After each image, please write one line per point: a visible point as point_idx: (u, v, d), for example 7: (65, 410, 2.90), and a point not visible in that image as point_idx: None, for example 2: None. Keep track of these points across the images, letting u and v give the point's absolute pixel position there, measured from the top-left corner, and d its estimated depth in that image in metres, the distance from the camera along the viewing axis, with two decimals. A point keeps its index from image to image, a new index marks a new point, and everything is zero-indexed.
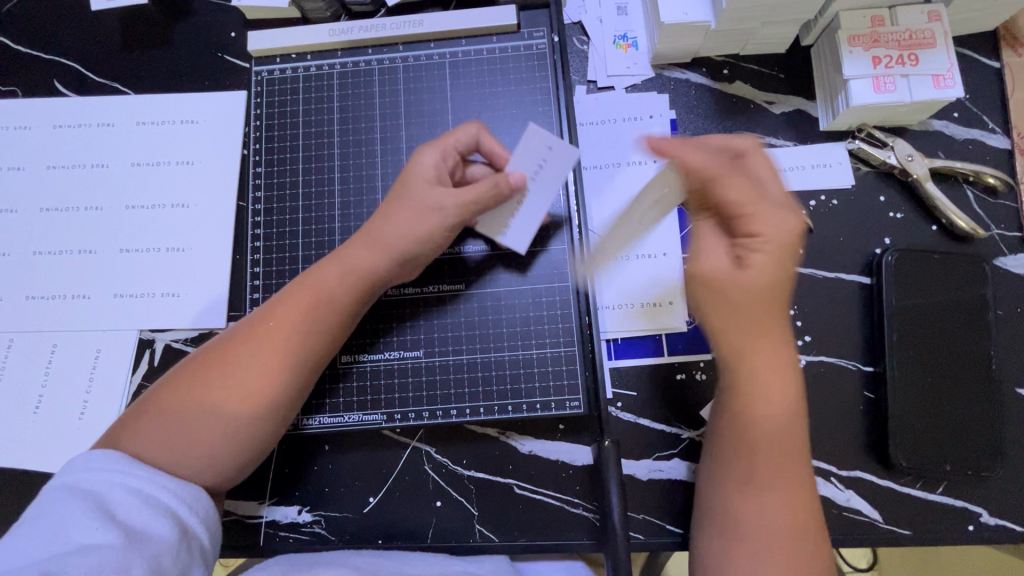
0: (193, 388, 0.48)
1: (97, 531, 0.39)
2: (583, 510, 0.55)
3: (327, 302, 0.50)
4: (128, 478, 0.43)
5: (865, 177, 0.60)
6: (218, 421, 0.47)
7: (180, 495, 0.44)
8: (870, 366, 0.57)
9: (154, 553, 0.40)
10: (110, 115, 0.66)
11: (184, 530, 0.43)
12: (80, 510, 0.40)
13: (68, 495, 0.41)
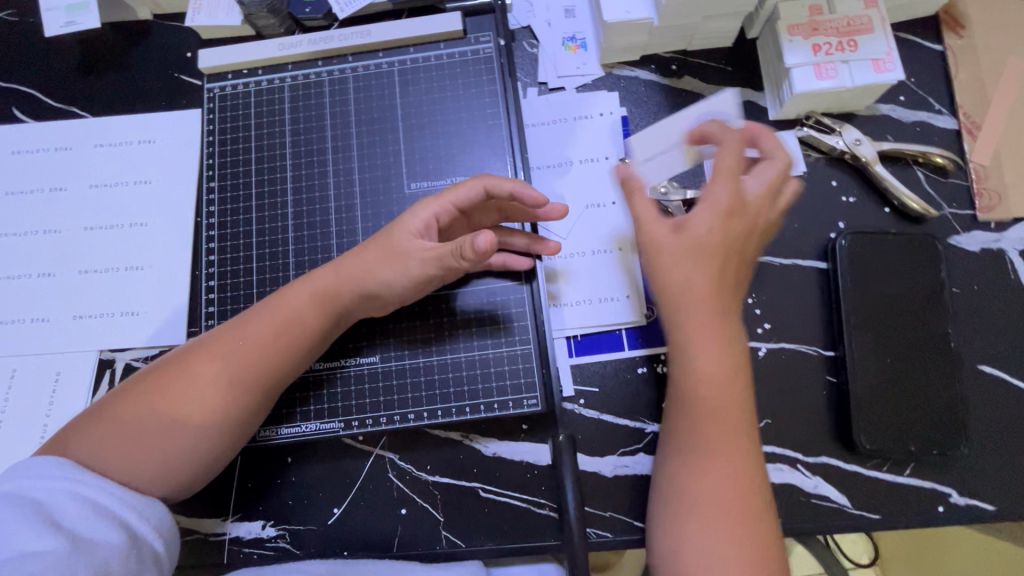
0: (150, 398, 0.48)
1: (41, 537, 0.38)
2: (549, 510, 0.55)
3: (292, 321, 0.50)
4: (75, 486, 0.42)
5: (816, 163, 0.61)
6: (173, 438, 0.47)
7: (132, 504, 0.44)
8: (831, 351, 0.56)
9: (103, 558, 0.40)
10: (68, 139, 0.66)
11: (133, 538, 0.43)
12: (21, 517, 0.39)
13: (9, 502, 0.40)
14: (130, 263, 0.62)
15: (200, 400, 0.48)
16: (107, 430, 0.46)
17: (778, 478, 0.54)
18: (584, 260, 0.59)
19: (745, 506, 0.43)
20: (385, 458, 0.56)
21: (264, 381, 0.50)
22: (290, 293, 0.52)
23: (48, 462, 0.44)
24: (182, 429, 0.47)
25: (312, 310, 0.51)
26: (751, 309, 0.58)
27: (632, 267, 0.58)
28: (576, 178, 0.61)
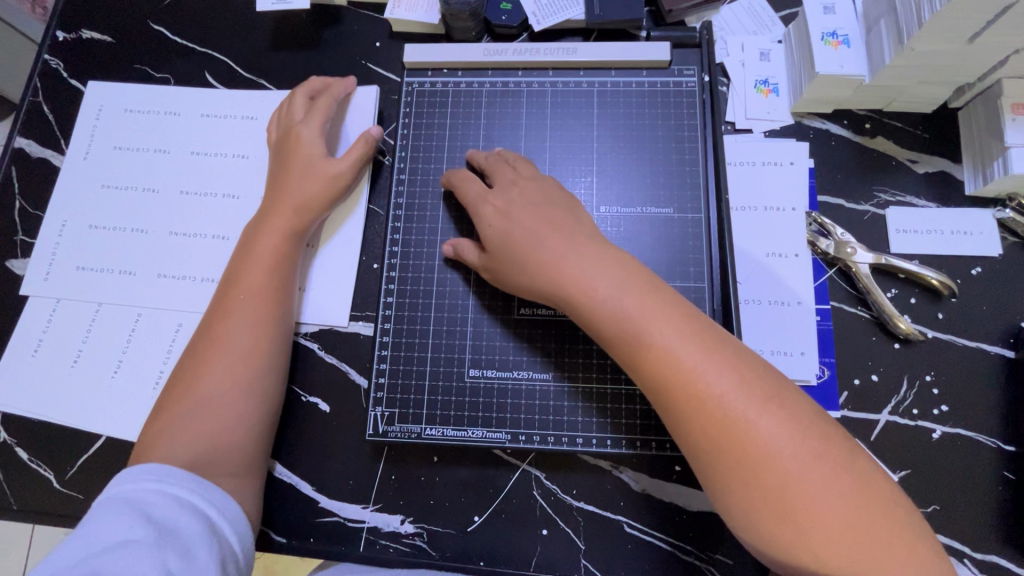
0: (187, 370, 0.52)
1: (132, 529, 0.39)
2: (695, 558, 0.53)
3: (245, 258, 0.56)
4: (163, 487, 0.44)
5: (1012, 248, 0.58)
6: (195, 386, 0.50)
7: (210, 500, 0.45)
8: (1010, 445, 0.54)
9: (184, 549, 0.40)
10: (255, 110, 0.68)
11: (213, 531, 0.43)
12: (117, 513, 0.40)
13: (104, 505, 0.41)
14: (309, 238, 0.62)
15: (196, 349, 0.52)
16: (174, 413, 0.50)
17: None
18: (763, 309, 0.57)
19: (848, 492, 0.38)
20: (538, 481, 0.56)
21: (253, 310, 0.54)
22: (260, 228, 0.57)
23: (136, 471, 0.45)
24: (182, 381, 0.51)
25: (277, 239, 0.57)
26: (928, 388, 0.56)
27: (809, 325, 0.57)
28: (760, 225, 0.59)
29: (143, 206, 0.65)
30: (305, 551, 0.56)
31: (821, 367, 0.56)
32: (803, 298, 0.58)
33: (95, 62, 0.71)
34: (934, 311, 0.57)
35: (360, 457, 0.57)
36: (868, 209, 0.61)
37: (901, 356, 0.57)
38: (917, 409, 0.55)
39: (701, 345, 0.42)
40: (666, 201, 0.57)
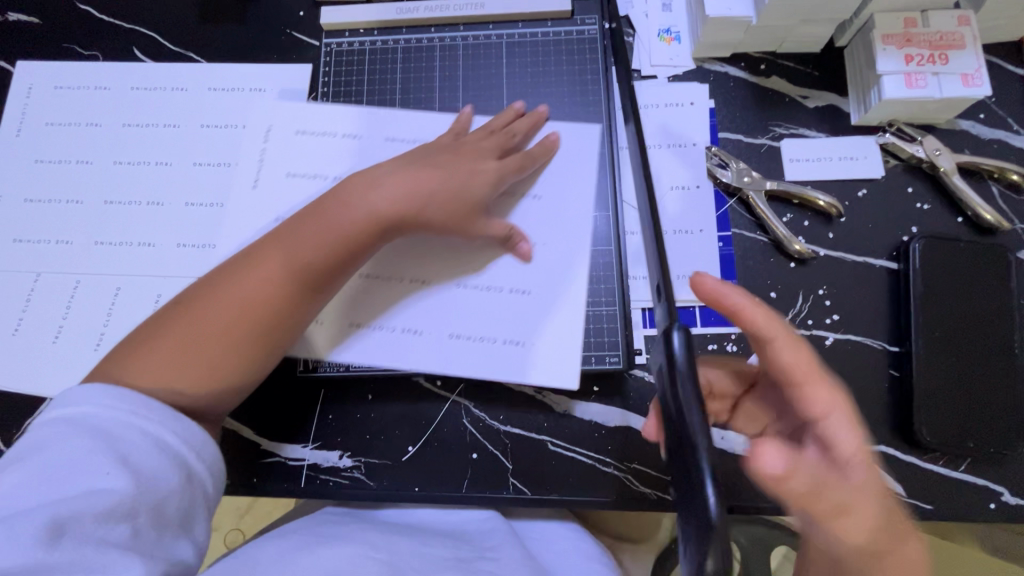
0: (158, 324, 0.51)
1: (108, 475, 0.42)
2: (614, 469, 0.57)
3: (314, 256, 0.52)
4: (137, 419, 0.45)
5: (894, 169, 0.63)
6: (187, 348, 0.49)
7: (188, 440, 0.46)
8: (895, 346, 0.59)
9: (160, 502, 0.43)
10: (185, 80, 0.70)
11: (189, 478, 0.46)
12: (90, 446, 0.42)
13: (75, 429, 0.43)
14: (293, 168, 0.61)
15: (218, 328, 0.50)
16: (149, 357, 0.49)
17: None
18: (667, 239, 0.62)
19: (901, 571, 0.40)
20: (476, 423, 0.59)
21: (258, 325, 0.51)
22: (283, 254, 0.52)
23: (105, 393, 0.45)
24: (147, 348, 0.49)
25: (371, 238, 0.53)
26: (821, 300, 0.60)
27: (710, 249, 0.62)
28: (663, 162, 0.64)
29: (76, 178, 0.67)
30: (250, 490, 0.59)
31: None
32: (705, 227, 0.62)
33: (23, 43, 0.73)
34: (826, 231, 0.62)
35: (297, 400, 0.60)
36: (764, 142, 0.65)
37: (797, 274, 0.61)
38: (812, 320, 0.60)
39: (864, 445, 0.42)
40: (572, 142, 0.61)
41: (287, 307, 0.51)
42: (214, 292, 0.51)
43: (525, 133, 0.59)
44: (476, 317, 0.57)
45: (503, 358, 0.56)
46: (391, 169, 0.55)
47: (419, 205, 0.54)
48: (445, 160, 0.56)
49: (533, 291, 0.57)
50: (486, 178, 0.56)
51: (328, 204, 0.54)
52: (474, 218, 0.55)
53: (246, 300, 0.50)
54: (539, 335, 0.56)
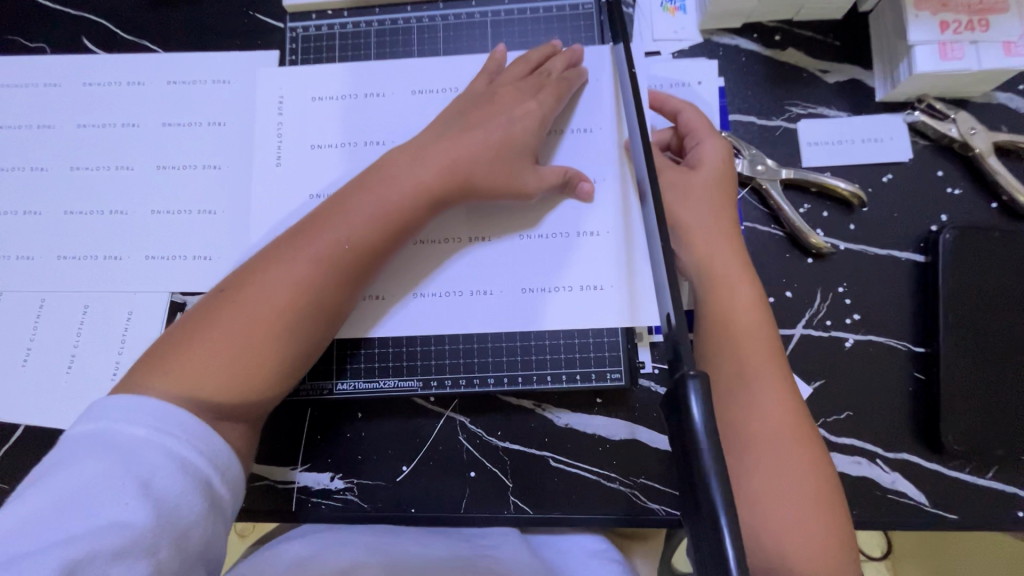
0: (206, 313, 0.48)
1: (129, 505, 0.39)
2: (620, 485, 0.54)
3: (369, 232, 0.51)
4: (164, 440, 0.42)
5: (922, 151, 0.57)
6: (242, 335, 0.47)
7: (215, 461, 0.44)
8: (920, 347, 0.54)
9: (182, 532, 0.41)
10: (141, 73, 0.64)
11: (213, 503, 0.43)
12: (115, 469, 0.40)
13: (100, 450, 0.41)
14: (318, 140, 0.59)
15: (273, 308, 0.48)
16: (200, 347, 0.47)
17: (854, 470, 0.53)
18: None
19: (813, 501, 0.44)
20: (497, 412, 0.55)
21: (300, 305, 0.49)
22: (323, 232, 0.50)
23: (160, 403, 0.43)
24: (186, 339, 0.47)
25: (420, 208, 0.52)
26: (841, 299, 0.56)
27: None
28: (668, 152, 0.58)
29: (32, 187, 0.62)
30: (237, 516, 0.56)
31: None
32: None
33: None
34: (847, 222, 0.57)
35: (282, 421, 0.57)
36: (779, 124, 0.59)
37: (815, 270, 0.56)
38: (830, 321, 0.56)
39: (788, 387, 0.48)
40: (580, 124, 0.58)
41: (338, 284, 0.50)
42: (261, 276, 0.49)
43: (564, 68, 0.57)
44: (534, 270, 0.56)
45: (566, 307, 0.55)
46: (431, 136, 0.54)
47: (466, 169, 0.52)
48: (481, 120, 0.54)
49: (565, 260, 0.55)
50: (529, 131, 0.54)
51: (370, 180, 0.52)
52: (524, 167, 0.53)
53: (299, 280, 0.49)
54: (619, 274, 0.55)
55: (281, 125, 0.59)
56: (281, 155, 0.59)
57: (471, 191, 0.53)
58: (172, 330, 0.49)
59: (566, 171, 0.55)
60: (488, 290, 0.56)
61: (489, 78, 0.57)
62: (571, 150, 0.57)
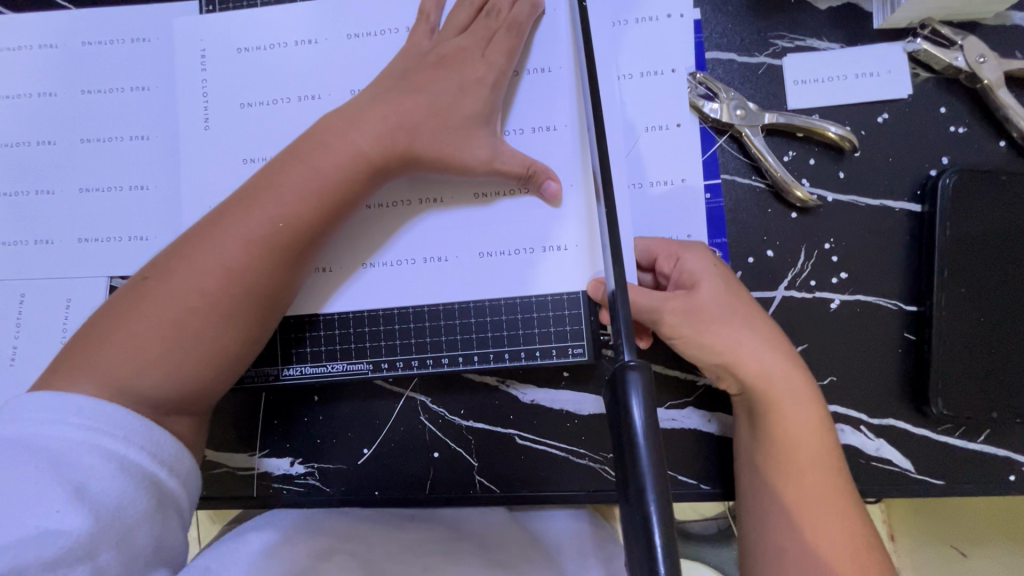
0: (131, 305, 0.44)
1: (61, 513, 0.35)
2: (589, 460, 0.52)
3: (301, 207, 0.46)
4: (97, 440, 0.39)
5: (924, 85, 0.51)
6: (171, 327, 0.44)
7: (159, 456, 0.42)
8: (913, 305, 0.50)
9: (127, 532, 0.38)
10: (54, 34, 0.58)
11: (162, 499, 0.41)
12: (40, 476, 0.36)
13: (19, 458, 0.37)
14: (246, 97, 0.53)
15: (203, 297, 0.44)
16: (126, 343, 0.43)
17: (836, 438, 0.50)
18: (642, 194, 0.51)
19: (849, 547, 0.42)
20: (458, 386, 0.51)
21: (231, 292, 0.45)
22: (253, 211, 0.45)
23: (87, 399, 0.41)
24: (112, 333, 0.44)
25: (359, 180, 0.47)
26: (828, 256, 0.51)
27: (695, 201, 0.51)
28: (640, 98, 0.52)
29: None
30: (197, 505, 0.54)
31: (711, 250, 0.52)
32: (688, 175, 0.51)
33: None
34: (836, 170, 0.51)
35: (236, 408, 0.55)
36: (763, 60, 0.52)
37: (799, 226, 0.51)
38: (815, 281, 0.51)
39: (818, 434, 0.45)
40: (536, 65, 0.51)
41: (275, 269, 0.46)
42: (187, 263, 0.45)
43: (511, 3, 0.50)
44: (489, 237, 0.50)
45: (526, 277, 0.50)
46: (368, 96, 0.48)
47: (408, 137, 0.47)
48: (424, 82, 0.48)
49: (521, 225, 0.50)
50: (478, 95, 0.48)
51: (299, 150, 0.47)
52: (473, 135, 0.48)
53: (228, 262, 0.45)
54: (584, 235, 0.49)
55: (206, 85, 0.53)
56: (209, 118, 0.53)
57: (416, 163, 0.48)
58: (95, 323, 0.45)
59: (532, 166, 0.48)
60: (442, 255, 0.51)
61: (430, 27, 0.51)
62: (530, 93, 0.51)
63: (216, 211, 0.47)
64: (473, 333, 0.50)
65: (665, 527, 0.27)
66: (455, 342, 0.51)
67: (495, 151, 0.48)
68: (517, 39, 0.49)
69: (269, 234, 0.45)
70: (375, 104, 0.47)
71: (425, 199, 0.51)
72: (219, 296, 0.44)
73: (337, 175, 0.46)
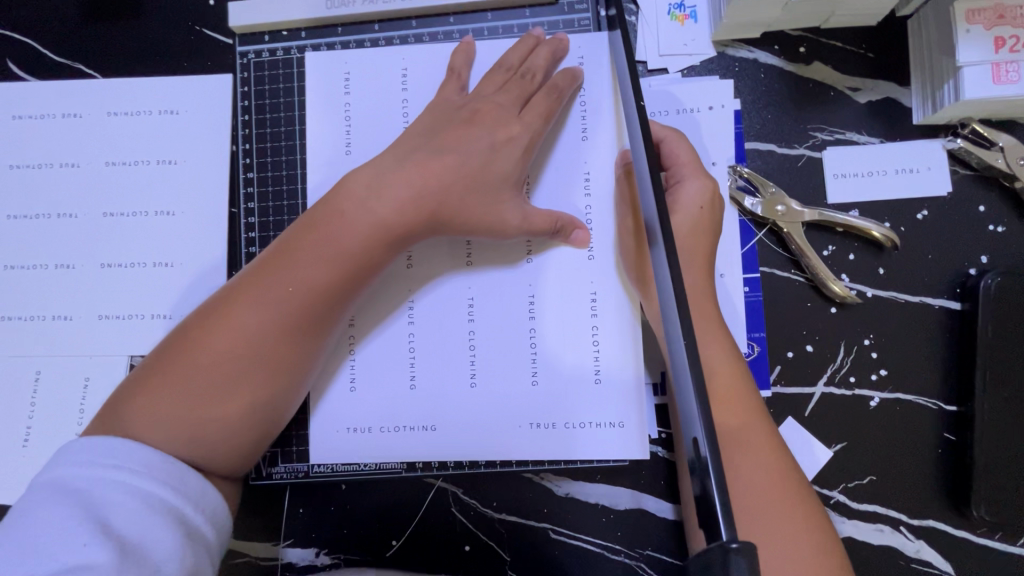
0: (160, 368, 0.44)
1: (87, 546, 0.36)
2: (625, 557, 0.51)
3: (321, 281, 0.45)
4: (125, 476, 0.39)
5: (962, 182, 0.51)
6: (191, 392, 0.43)
7: (186, 492, 0.41)
8: (952, 405, 0.50)
9: (152, 565, 0.37)
10: (77, 104, 0.56)
11: (189, 536, 0.40)
12: (68, 515, 0.37)
13: (54, 497, 0.38)
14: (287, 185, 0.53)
15: (222, 362, 0.43)
16: (157, 401, 0.43)
17: (876, 538, 0.49)
18: None
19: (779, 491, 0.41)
20: (501, 464, 0.48)
21: (255, 359, 0.44)
22: (277, 282, 0.45)
23: (120, 446, 0.40)
24: (133, 405, 0.43)
25: (382, 247, 0.46)
26: (867, 352, 0.51)
27: (735, 298, 0.51)
28: None
29: None
30: None
31: (749, 344, 0.51)
32: (726, 270, 0.51)
33: None
34: (875, 266, 0.51)
35: (261, 494, 0.53)
36: (802, 153, 0.52)
37: (839, 321, 0.51)
38: (855, 377, 0.51)
39: (736, 392, 0.44)
40: (579, 138, 0.50)
41: (297, 340, 0.45)
42: (206, 336, 0.44)
43: (547, 66, 0.50)
44: (516, 290, 0.49)
45: (562, 326, 0.48)
46: (393, 159, 0.47)
47: (435, 199, 0.46)
48: (454, 141, 0.47)
49: (562, 315, 0.48)
50: (510, 156, 0.47)
51: (323, 213, 0.46)
52: (504, 198, 0.47)
53: (253, 331, 0.44)
54: (624, 331, 0.48)
55: (247, 157, 0.54)
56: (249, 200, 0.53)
57: (445, 225, 0.47)
58: (127, 385, 0.45)
59: (557, 219, 0.48)
60: (472, 305, 0.49)
61: (461, 86, 0.51)
62: (565, 177, 0.50)
63: (243, 275, 0.46)
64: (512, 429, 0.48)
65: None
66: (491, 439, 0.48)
67: (523, 214, 0.47)
68: (563, 97, 0.49)
69: (293, 304, 0.44)
70: (384, 175, 0.46)
71: (459, 258, 0.50)
72: (240, 368, 0.43)
73: (364, 242, 0.45)
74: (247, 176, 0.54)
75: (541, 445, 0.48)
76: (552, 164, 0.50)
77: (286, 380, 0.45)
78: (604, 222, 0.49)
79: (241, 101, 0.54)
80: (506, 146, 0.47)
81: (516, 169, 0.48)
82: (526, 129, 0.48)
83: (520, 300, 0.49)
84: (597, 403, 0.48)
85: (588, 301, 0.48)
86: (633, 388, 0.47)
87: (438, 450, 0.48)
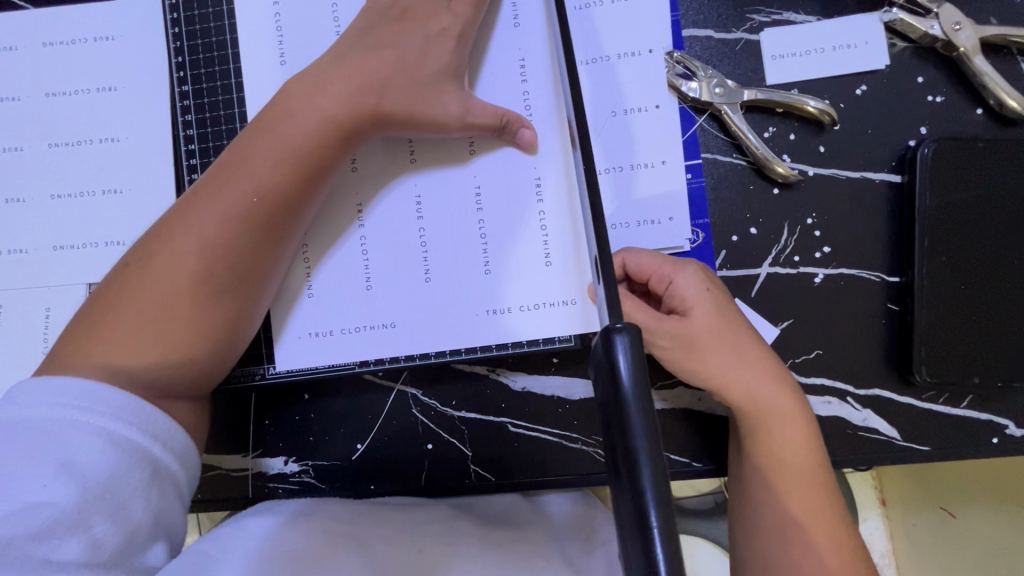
0: (120, 292, 0.43)
1: (47, 487, 0.35)
2: (582, 444, 0.52)
3: (275, 184, 0.45)
4: (89, 417, 0.38)
5: (901, 55, 0.51)
6: (159, 306, 0.42)
7: (153, 432, 0.40)
8: (895, 276, 0.51)
9: (120, 506, 0.37)
10: (12, 36, 0.56)
11: (157, 474, 0.39)
12: (27, 454, 0.35)
13: (9, 435, 0.36)
14: (226, 101, 0.53)
15: (186, 273, 0.43)
16: (124, 320, 0.42)
17: (824, 410, 0.51)
18: (623, 176, 0.51)
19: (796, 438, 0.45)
20: (452, 352, 0.49)
21: (219, 268, 0.44)
22: (232, 191, 0.44)
23: (83, 383, 0.39)
24: (98, 325, 0.42)
25: (331, 147, 0.46)
26: (810, 231, 0.51)
27: (678, 183, 0.51)
28: (622, 78, 0.51)
29: None
30: (194, 507, 0.54)
31: (693, 230, 0.51)
32: (668, 156, 0.51)
33: None
34: (816, 144, 0.51)
35: (227, 408, 0.54)
36: (740, 36, 0.52)
37: (781, 201, 0.51)
38: (799, 256, 0.51)
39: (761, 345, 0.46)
40: (513, 28, 0.50)
41: (260, 248, 0.45)
42: (165, 252, 0.43)
43: None
44: (462, 184, 0.49)
45: (508, 217, 0.49)
46: (332, 59, 0.47)
47: (374, 96, 0.46)
48: (385, 45, 0.47)
49: (507, 205, 0.49)
50: (440, 53, 0.47)
51: (268, 120, 0.46)
52: (442, 91, 0.47)
53: (213, 240, 0.43)
54: (569, 215, 0.48)
55: (181, 71, 0.54)
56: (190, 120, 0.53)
57: (387, 121, 0.47)
58: (84, 317, 0.44)
59: (503, 115, 0.47)
60: (420, 202, 0.50)
61: None
62: (501, 70, 0.49)
63: (192, 192, 0.46)
64: (465, 318, 0.49)
65: (662, 505, 0.24)
66: (446, 331, 0.49)
67: (465, 106, 0.47)
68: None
69: (252, 210, 0.44)
70: (323, 77, 0.46)
71: (403, 157, 0.50)
72: (205, 278, 0.43)
73: (310, 142, 0.45)
74: (183, 90, 0.53)
75: (494, 332, 0.49)
76: (489, 59, 0.50)
77: (254, 288, 0.46)
78: (543, 110, 0.49)
79: (171, 15, 0.54)
80: (437, 41, 0.47)
81: (448, 60, 0.47)
82: (456, 20, 0.48)
83: (466, 193, 0.49)
84: (545, 286, 0.48)
85: (533, 187, 0.49)
86: (578, 269, 0.48)
87: (395, 343, 0.49)
